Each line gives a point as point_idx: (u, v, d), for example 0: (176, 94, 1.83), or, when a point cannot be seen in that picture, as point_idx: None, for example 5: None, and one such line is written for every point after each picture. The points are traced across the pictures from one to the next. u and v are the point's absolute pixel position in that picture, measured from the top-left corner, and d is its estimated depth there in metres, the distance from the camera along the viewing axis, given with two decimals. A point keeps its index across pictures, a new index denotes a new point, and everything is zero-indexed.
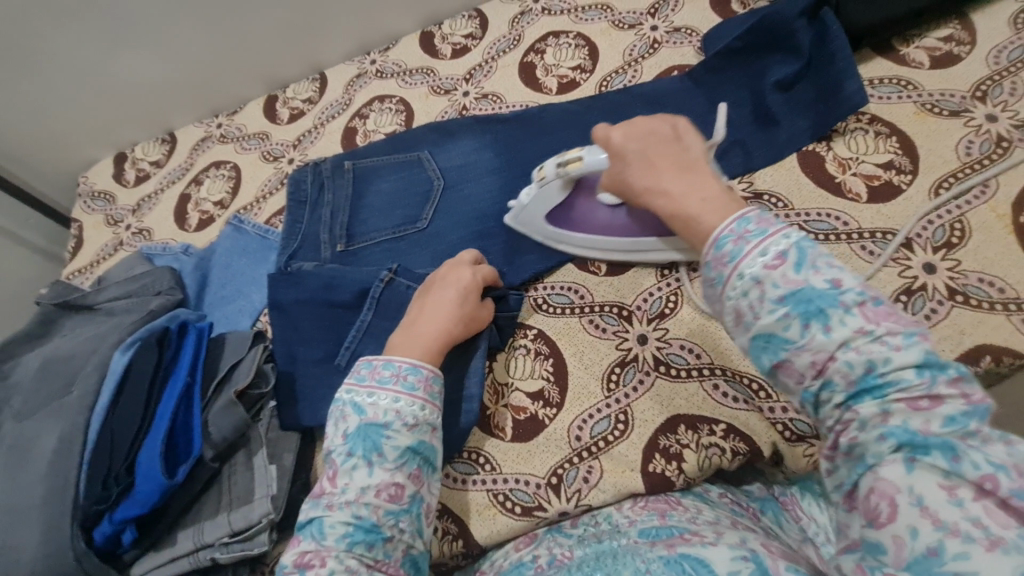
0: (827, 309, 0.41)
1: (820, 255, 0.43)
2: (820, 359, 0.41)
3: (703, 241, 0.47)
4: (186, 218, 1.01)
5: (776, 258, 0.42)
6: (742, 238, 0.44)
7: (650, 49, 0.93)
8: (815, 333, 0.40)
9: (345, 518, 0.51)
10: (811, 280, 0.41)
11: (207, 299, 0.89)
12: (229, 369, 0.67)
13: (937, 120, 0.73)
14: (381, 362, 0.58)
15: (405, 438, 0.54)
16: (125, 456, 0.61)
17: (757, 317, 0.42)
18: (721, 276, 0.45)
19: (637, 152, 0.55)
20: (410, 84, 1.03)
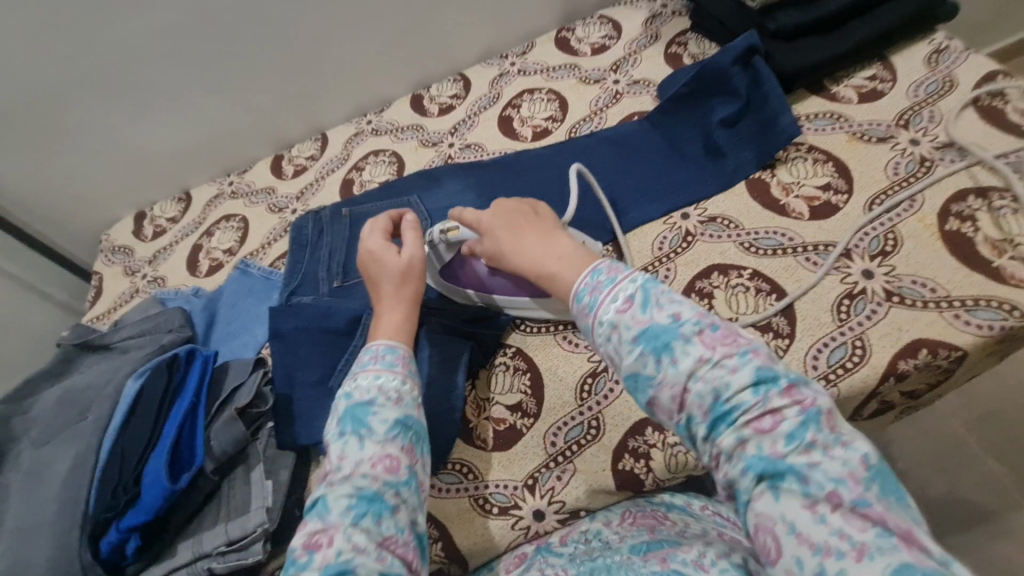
0: (671, 343, 0.49)
1: (662, 294, 0.52)
2: (678, 394, 0.48)
3: (569, 295, 0.57)
4: (197, 265, 1.10)
5: (625, 303, 0.51)
6: (595, 288, 0.54)
7: (613, 99, 1.04)
8: (666, 366, 0.48)
9: (347, 492, 0.53)
10: (656, 318, 0.50)
11: (213, 336, 0.96)
12: (233, 390, 0.73)
13: (867, 147, 0.82)
14: (363, 353, 0.65)
15: (391, 411, 0.59)
16: (133, 470, 0.67)
17: (620, 359, 0.51)
18: (589, 325, 0.54)
19: (499, 224, 0.66)
20: (401, 139, 1.15)
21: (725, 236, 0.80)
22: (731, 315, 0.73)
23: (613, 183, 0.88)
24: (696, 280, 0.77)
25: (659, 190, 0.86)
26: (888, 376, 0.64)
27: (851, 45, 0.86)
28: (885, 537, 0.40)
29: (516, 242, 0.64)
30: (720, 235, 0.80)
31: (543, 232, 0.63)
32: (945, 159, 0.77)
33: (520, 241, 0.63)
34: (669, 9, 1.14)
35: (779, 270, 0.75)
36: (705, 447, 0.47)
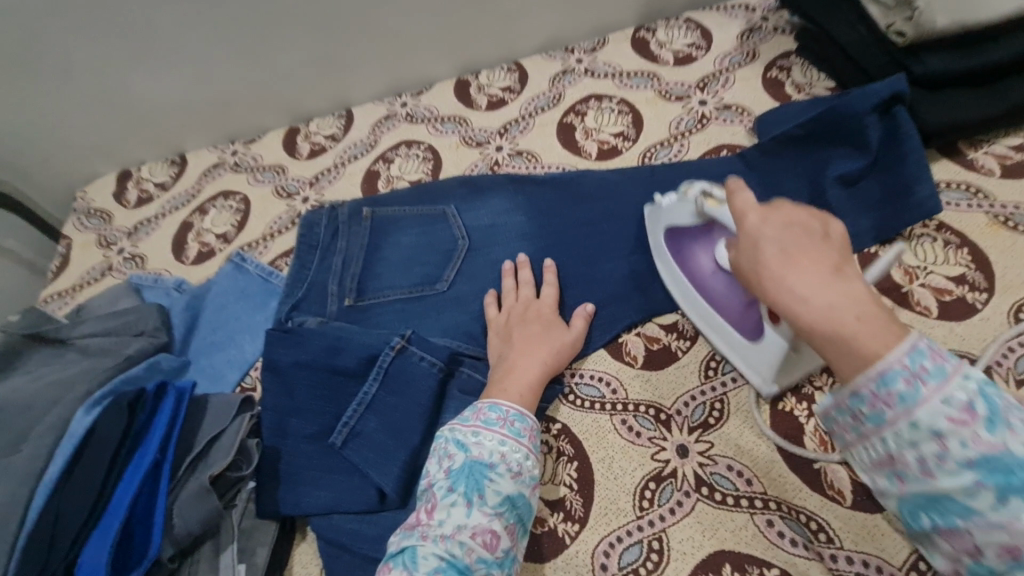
0: (1023, 478, 0.36)
1: (1010, 407, 0.38)
2: (1017, 543, 0.35)
3: (859, 367, 0.40)
4: (184, 249, 0.93)
5: (963, 413, 0.37)
6: (918, 377, 0.38)
7: (697, 124, 0.89)
8: (1006, 507, 0.36)
9: (440, 552, 0.49)
10: (1010, 444, 0.37)
11: (194, 344, 0.80)
12: (207, 444, 0.58)
13: (1013, 236, 0.68)
14: (488, 405, 0.59)
15: (507, 484, 0.54)
16: (66, 552, 0.49)
17: (930, 476, 0.38)
18: (880, 416, 0.40)
19: (774, 240, 0.45)
20: (440, 131, 0.98)
21: None
22: None
23: None
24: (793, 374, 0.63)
25: None
26: None
27: (1007, 105, 0.71)
28: None
29: (789, 270, 0.44)
30: None
31: (834, 268, 0.43)
32: None
33: (794, 273, 0.43)
34: (770, 23, 0.97)
35: None
36: None
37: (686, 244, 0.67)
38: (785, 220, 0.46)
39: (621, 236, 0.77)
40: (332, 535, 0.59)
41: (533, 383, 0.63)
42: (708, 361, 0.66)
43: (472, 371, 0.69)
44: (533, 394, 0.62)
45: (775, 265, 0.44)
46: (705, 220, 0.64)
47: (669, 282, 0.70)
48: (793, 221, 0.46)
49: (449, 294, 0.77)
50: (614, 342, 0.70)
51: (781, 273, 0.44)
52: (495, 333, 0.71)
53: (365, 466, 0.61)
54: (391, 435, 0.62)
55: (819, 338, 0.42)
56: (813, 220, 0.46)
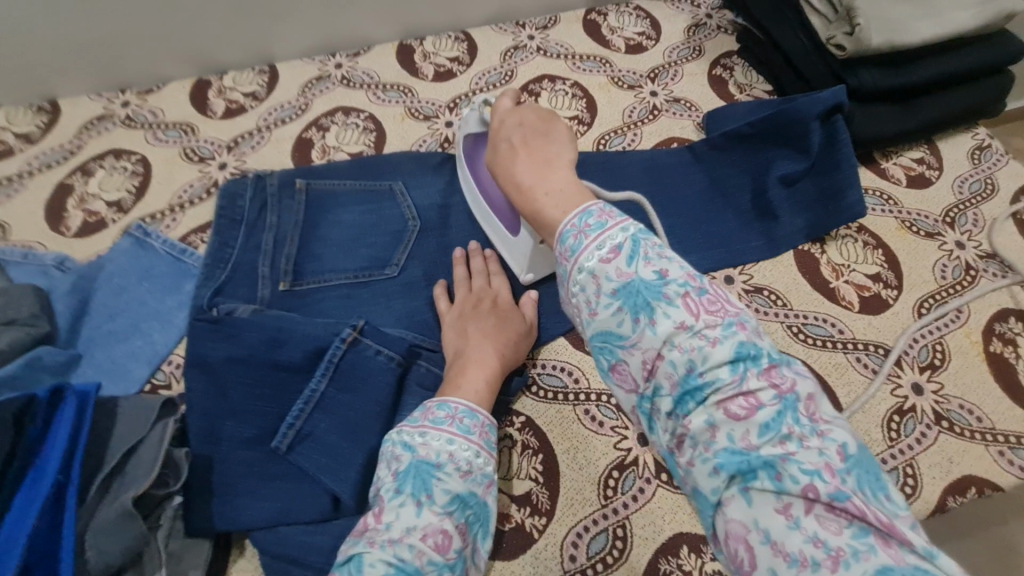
0: (652, 302, 0.38)
1: (652, 249, 0.39)
2: (649, 360, 0.37)
3: (551, 231, 0.44)
4: (65, 218, 0.77)
5: (611, 253, 0.39)
6: (582, 232, 0.41)
7: (649, 114, 0.90)
8: (642, 328, 0.37)
9: (387, 557, 0.45)
10: (639, 273, 0.38)
11: (84, 333, 0.67)
12: (122, 459, 0.49)
13: (916, 240, 0.77)
14: (436, 403, 0.55)
15: (456, 483, 0.50)
16: None
17: (593, 314, 0.39)
18: (564, 271, 0.41)
19: (509, 143, 0.50)
20: (382, 100, 0.90)
21: (771, 313, 0.72)
22: None
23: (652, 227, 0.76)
24: None
25: (700, 241, 0.76)
26: (936, 510, 0.60)
27: (916, 122, 0.80)
28: (861, 539, 0.32)
29: (515, 163, 0.49)
30: (766, 310, 0.72)
31: (546, 163, 0.48)
32: (990, 271, 0.75)
33: (517, 163, 0.48)
34: (713, 22, 1.00)
35: (828, 366, 0.68)
36: (666, 421, 0.38)
37: (477, 145, 0.71)
38: (518, 120, 0.52)
39: None
40: (277, 549, 0.53)
41: (487, 382, 0.59)
42: None
43: (430, 365, 0.64)
44: (491, 392, 0.59)
45: (508, 156, 0.50)
46: (487, 128, 0.67)
47: (467, 191, 0.75)
48: (529, 118, 0.52)
49: (400, 280, 0.71)
50: (574, 333, 0.69)
51: (512, 147, 0.50)
52: (449, 327, 0.66)
53: (314, 471, 0.55)
54: (340, 437, 0.57)
55: (531, 217, 0.47)
56: (538, 127, 0.51)
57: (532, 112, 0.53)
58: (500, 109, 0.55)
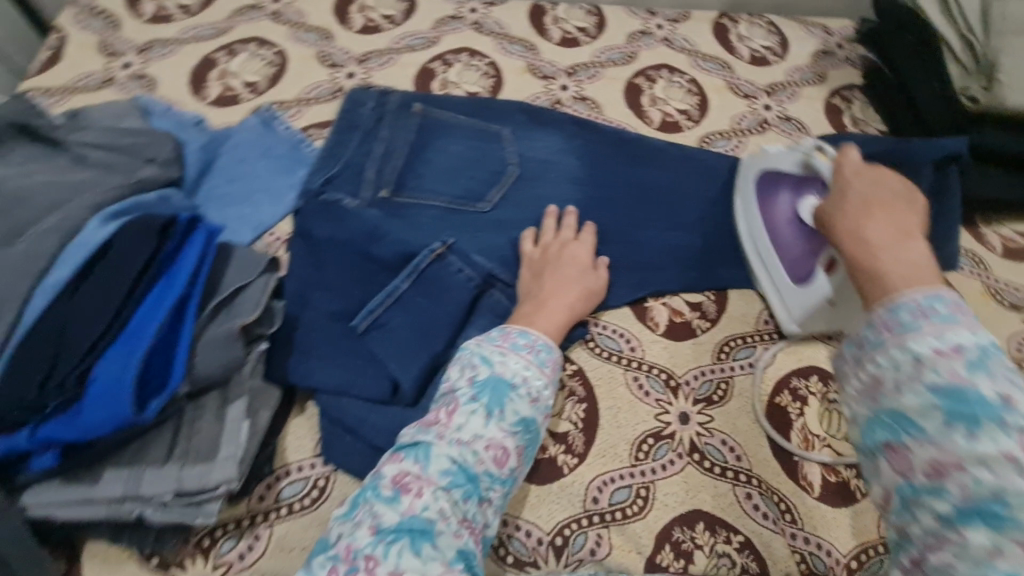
0: (983, 417, 0.34)
1: (1008, 371, 0.36)
2: (945, 463, 0.34)
3: (880, 297, 0.41)
4: (205, 87, 0.84)
5: (952, 347, 0.36)
6: (924, 312, 0.38)
7: (758, 126, 0.91)
8: (955, 432, 0.34)
9: (454, 454, 0.45)
10: (978, 384, 0.35)
11: (203, 189, 0.74)
12: (232, 293, 0.53)
13: (999, 309, 0.76)
14: (517, 331, 0.57)
15: (526, 408, 0.51)
16: (77, 361, 0.44)
17: (897, 395, 0.37)
18: (879, 338, 0.39)
19: (857, 196, 0.51)
20: (506, 51, 0.94)
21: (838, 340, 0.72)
22: (819, 432, 0.65)
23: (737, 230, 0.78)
24: (793, 376, 0.68)
25: None
26: None
27: None
28: None
29: (868, 222, 0.47)
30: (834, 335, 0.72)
31: (907, 233, 0.46)
32: None
33: (870, 222, 0.47)
34: (843, 53, 1.00)
35: None
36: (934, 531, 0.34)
37: (777, 184, 0.70)
38: (891, 183, 0.51)
39: (667, 207, 0.78)
40: (336, 415, 0.59)
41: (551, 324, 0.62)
42: (721, 344, 0.70)
43: (503, 296, 0.68)
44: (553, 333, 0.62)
45: (861, 211, 0.49)
46: (806, 173, 0.65)
47: (742, 222, 0.75)
48: (897, 180, 0.51)
49: (490, 216, 0.75)
50: (639, 305, 0.72)
51: (867, 203, 0.49)
52: (528, 268, 0.69)
53: (382, 357, 0.60)
54: (411, 334, 0.61)
55: (862, 270, 0.45)
56: (907, 196, 0.50)
57: (895, 178, 0.51)
58: (852, 162, 0.54)
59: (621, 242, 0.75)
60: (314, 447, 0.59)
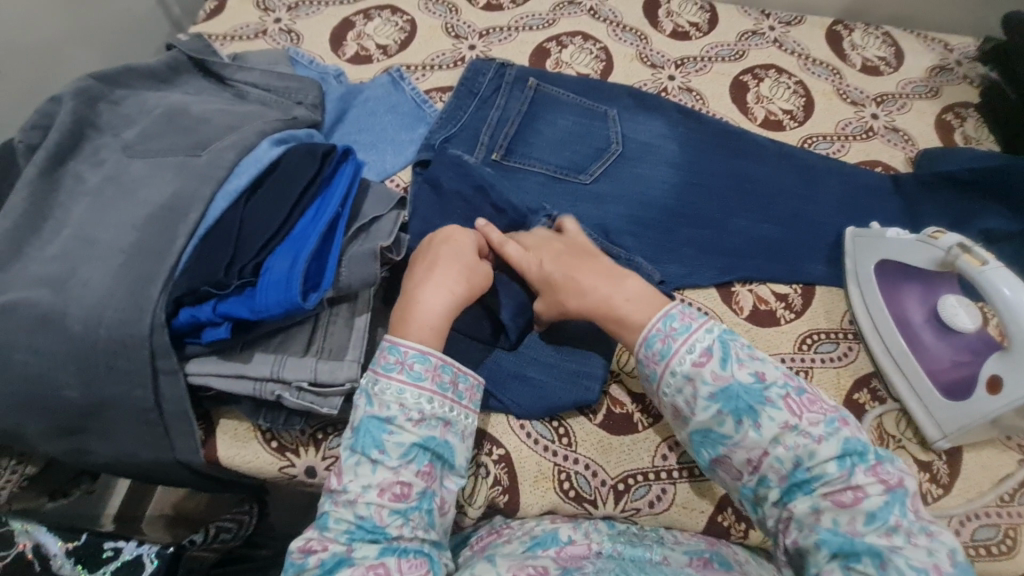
0: (754, 406, 0.49)
1: (740, 350, 0.52)
2: (756, 458, 0.49)
3: (637, 332, 0.55)
4: (343, 45, 0.93)
5: (702, 356, 0.51)
6: (669, 335, 0.52)
7: (863, 133, 0.91)
8: (747, 430, 0.49)
9: (349, 515, 0.48)
10: (736, 376, 0.50)
11: (337, 134, 0.82)
12: (370, 219, 0.60)
13: None
14: (388, 345, 0.53)
15: (408, 434, 0.50)
16: (253, 256, 0.53)
17: (693, 415, 0.51)
18: (654, 372, 0.53)
19: (558, 272, 0.60)
20: (619, 38, 0.98)
21: None
22: (894, 433, 0.67)
23: (831, 231, 0.79)
24: (874, 377, 0.70)
25: None
26: None
27: None
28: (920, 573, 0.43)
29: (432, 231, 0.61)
30: None
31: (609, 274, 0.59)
32: None
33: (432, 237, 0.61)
34: (961, 70, 0.98)
35: None
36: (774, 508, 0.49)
37: (904, 282, 0.70)
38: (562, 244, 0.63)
39: (763, 201, 0.80)
40: None
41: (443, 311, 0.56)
42: (803, 336, 0.72)
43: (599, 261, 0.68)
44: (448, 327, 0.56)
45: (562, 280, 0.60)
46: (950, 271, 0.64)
47: (867, 321, 0.71)
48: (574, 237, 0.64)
49: (591, 188, 0.80)
50: (726, 288, 0.75)
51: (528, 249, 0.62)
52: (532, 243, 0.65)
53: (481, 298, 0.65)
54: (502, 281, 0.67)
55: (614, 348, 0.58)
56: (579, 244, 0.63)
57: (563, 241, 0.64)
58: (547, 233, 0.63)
59: (714, 228, 0.78)
60: None
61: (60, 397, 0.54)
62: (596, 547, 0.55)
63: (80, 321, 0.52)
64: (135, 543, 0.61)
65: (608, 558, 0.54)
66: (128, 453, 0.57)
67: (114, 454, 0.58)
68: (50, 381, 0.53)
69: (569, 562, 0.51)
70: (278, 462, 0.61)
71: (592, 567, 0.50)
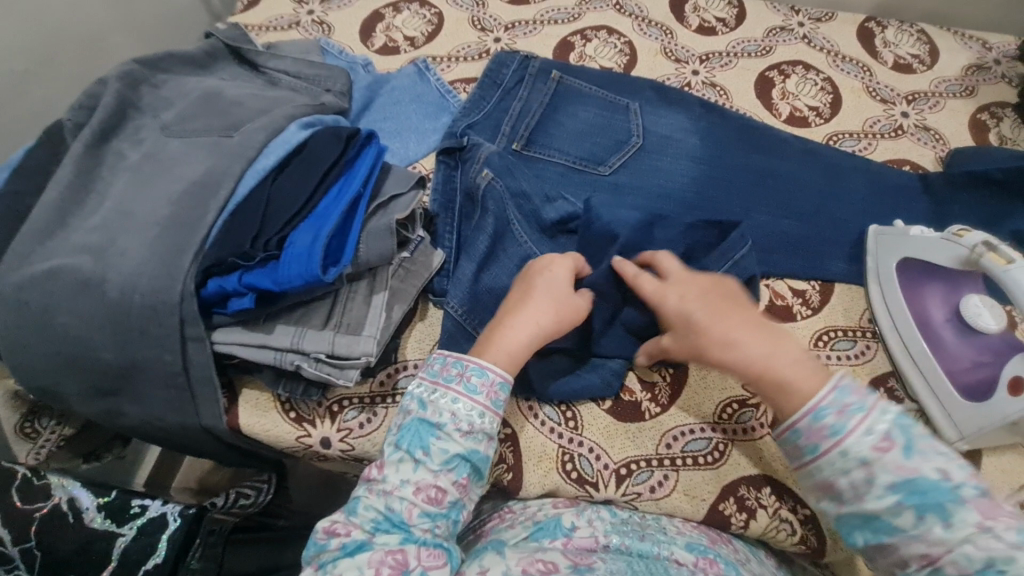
0: (944, 503, 0.44)
1: (922, 439, 0.47)
2: (935, 552, 0.44)
3: (801, 402, 0.49)
4: (372, 37, 0.96)
5: (882, 441, 0.46)
6: (843, 412, 0.47)
7: (892, 131, 0.89)
8: (929, 525, 0.44)
9: (378, 506, 0.49)
10: (923, 469, 0.45)
11: (363, 122, 0.85)
12: (390, 199, 0.62)
13: None
14: (452, 358, 0.54)
15: (455, 444, 0.51)
16: (279, 230, 0.55)
17: (862, 499, 0.46)
18: (815, 446, 0.48)
19: (703, 314, 0.55)
20: (644, 33, 0.98)
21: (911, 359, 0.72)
22: None
23: (853, 229, 0.78)
24: (889, 376, 0.68)
25: None
26: None
27: None
28: None
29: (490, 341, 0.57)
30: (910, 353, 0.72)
31: (766, 321, 0.54)
32: None
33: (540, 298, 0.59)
34: (999, 69, 0.95)
35: None
36: None
37: (926, 281, 0.69)
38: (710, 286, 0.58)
39: (785, 196, 0.79)
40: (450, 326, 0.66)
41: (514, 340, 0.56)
42: (819, 333, 0.71)
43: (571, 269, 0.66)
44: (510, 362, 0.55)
45: (717, 324, 0.54)
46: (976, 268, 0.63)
47: (887, 320, 0.70)
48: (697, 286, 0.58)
49: (609, 180, 0.80)
50: None
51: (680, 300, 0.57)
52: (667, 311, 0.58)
53: (499, 286, 0.67)
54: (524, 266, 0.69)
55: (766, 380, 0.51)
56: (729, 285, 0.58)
57: (703, 278, 0.59)
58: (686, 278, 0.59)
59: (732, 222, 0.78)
60: (429, 350, 0.67)
61: (96, 358, 0.57)
62: (604, 540, 0.55)
63: (117, 287, 0.55)
64: (160, 502, 0.64)
65: (616, 552, 0.53)
66: (156, 416, 0.60)
67: (143, 416, 0.61)
68: (88, 343, 0.56)
69: (580, 558, 0.51)
70: (295, 432, 0.63)
71: (603, 567, 0.50)
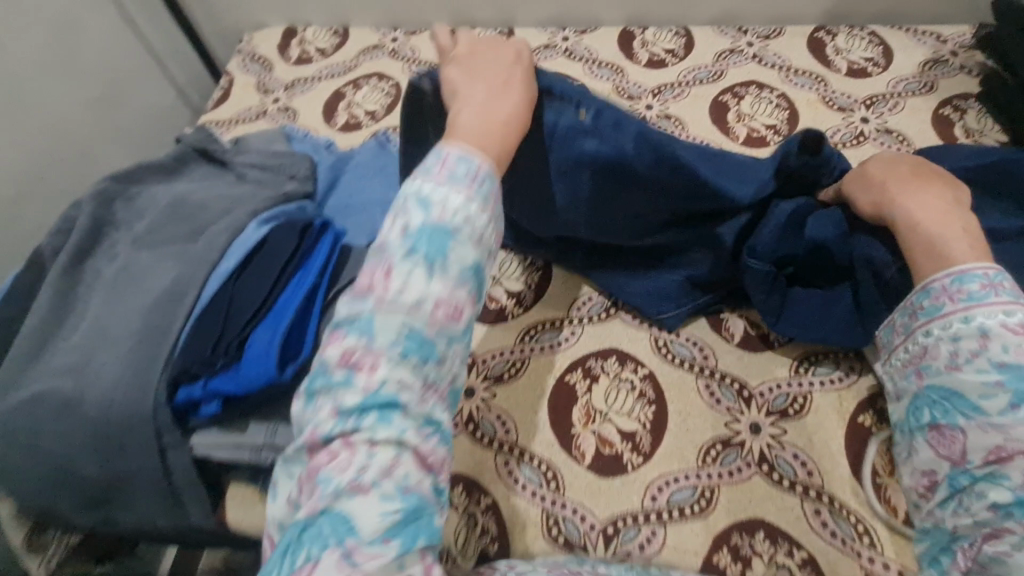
0: None
1: None
2: (1006, 451, 0.47)
3: (943, 266, 0.52)
4: (335, 116, 1.00)
5: (1014, 325, 0.49)
6: (991, 284, 0.50)
7: (853, 139, 0.88)
8: (1013, 413, 0.47)
9: (389, 335, 0.42)
10: None
11: (330, 201, 0.88)
12: (350, 280, 0.64)
13: None
14: (455, 142, 0.48)
15: (465, 259, 0.46)
16: (237, 333, 0.58)
17: (956, 369, 0.51)
18: (939, 305, 0.52)
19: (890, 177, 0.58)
20: (594, 75, 1.00)
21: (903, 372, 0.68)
22: None
23: None
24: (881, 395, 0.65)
25: None
26: None
27: None
28: None
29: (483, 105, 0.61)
30: None
31: (953, 200, 0.56)
32: None
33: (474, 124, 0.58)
34: (956, 61, 0.94)
35: None
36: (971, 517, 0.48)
37: None
38: (908, 160, 0.60)
39: None
40: None
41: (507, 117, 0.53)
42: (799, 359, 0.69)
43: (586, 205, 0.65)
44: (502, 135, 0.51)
45: (896, 188, 0.57)
46: None
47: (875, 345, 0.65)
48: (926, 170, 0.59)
49: None
50: (714, 315, 0.73)
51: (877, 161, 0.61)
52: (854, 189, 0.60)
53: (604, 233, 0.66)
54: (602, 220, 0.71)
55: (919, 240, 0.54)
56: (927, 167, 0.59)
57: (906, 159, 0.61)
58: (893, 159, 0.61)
59: None
60: None
61: (83, 475, 0.59)
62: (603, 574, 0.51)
63: (95, 406, 0.57)
64: None
65: None
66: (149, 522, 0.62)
67: (136, 523, 0.62)
68: (72, 462, 0.58)
69: None
70: None
71: None
